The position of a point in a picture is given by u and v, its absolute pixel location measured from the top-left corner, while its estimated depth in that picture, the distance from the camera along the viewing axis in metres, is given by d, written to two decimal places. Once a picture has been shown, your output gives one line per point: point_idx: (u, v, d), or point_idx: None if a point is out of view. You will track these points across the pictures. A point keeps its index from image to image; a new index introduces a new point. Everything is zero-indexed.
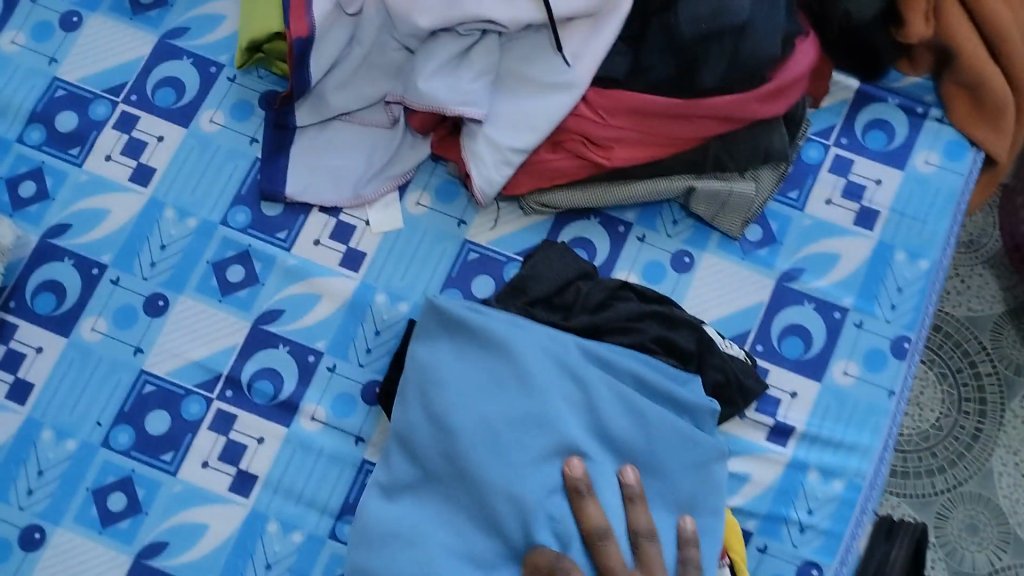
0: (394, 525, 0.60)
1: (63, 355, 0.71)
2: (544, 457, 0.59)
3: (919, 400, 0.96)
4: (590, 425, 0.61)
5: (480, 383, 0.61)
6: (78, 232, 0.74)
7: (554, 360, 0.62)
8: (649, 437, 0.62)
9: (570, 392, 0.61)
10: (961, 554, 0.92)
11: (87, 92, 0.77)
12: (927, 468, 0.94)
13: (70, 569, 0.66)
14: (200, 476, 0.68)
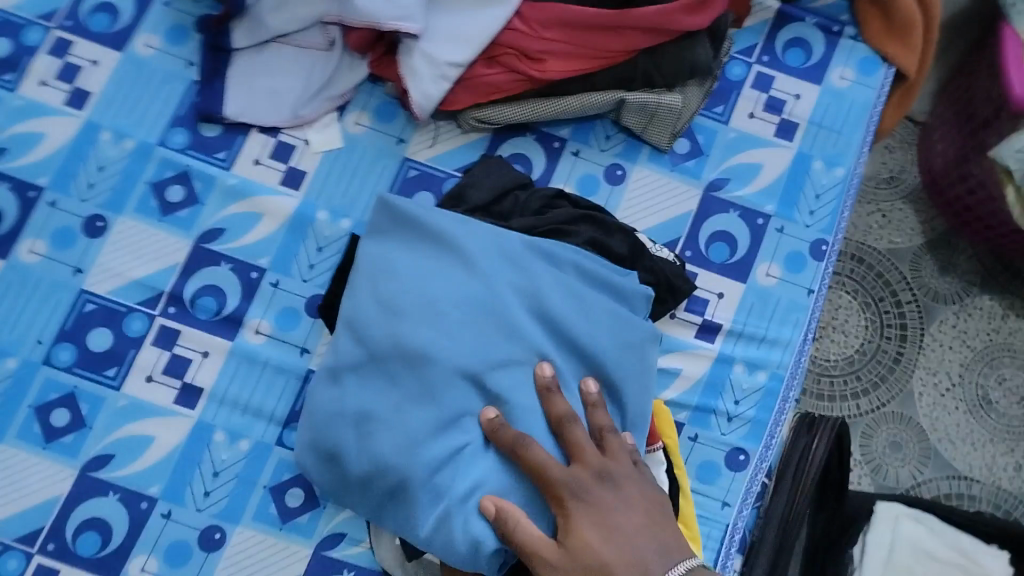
0: (340, 405, 0.63)
1: (2, 277, 0.71)
2: (487, 339, 0.62)
3: (846, 329, 1.16)
4: (534, 311, 0.64)
5: (430, 269, 0.64)
6: (13, 156, 0.73)
7: (501, 249, 0.65)
8: (590, 323, 0.64)
9: (515, 278, 0.64)
10: (886, 471, 1.12)
11: (19, 19, 0.76)
12: (854, 391, 1.14)
13: (14, 483, 0.67)
14: (144, 390, 0.70)
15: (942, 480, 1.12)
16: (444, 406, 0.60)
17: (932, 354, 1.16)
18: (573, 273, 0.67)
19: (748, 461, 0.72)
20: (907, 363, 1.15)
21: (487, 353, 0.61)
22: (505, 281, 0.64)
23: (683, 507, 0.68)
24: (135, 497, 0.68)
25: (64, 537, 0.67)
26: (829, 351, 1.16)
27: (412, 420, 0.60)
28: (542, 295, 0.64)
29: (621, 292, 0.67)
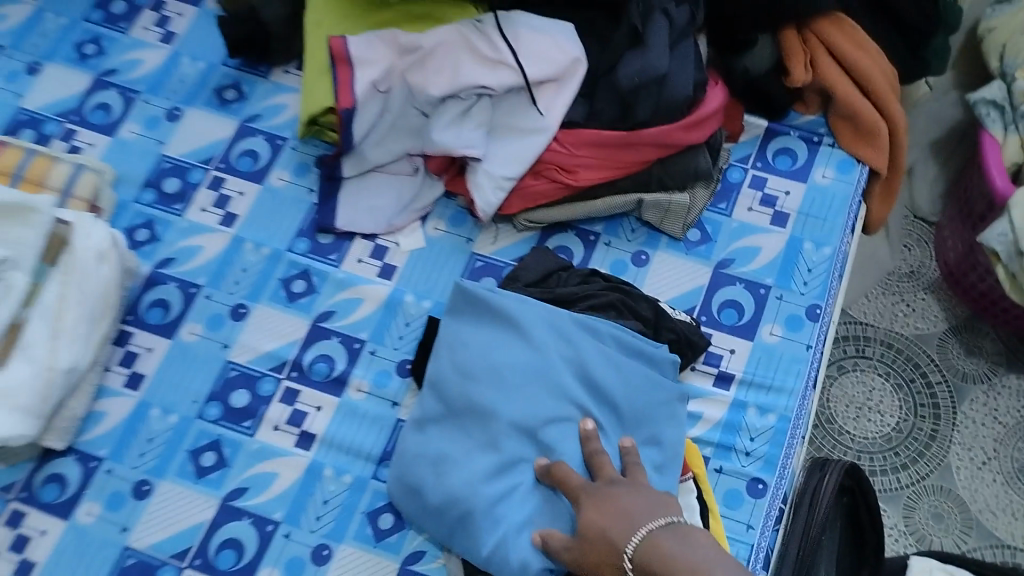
0: (423, 449, 0.80)
1: (168, 352, 0.92)
2: (539, 396, 0.79)
3: (880, 407, 1.22)
4: (579, 375, 0.81)
5: (495, 342, 0.82)
6: (181, 263, 0.97)
7: (551, 326, 0.83)
8: (623, 384, 0.81)
9: (563, 350, 0.82)
10: (931, 541, 1.15)
11: (187, 163, 1.01)
12: (893, 465, 1.19)
13: (172, 511, 0.84)
14: (272, 437, 0.88)
15: (987, 549, 1.15)
16: (509, 428, 0.78)
17: (966, 430, 1.21)
18: (608, 344, 0.83)
19: (767, 489, 0.84)
20: (942, 439, 1.20)
21: (539, 413, 0.78)
22: (554, 351, 0.81)
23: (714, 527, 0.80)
24: (263, 519, 0.84)
25: (208, 554, 0.83)
26: (865, 429, 1.21)
27: (477, 466, 0.77)
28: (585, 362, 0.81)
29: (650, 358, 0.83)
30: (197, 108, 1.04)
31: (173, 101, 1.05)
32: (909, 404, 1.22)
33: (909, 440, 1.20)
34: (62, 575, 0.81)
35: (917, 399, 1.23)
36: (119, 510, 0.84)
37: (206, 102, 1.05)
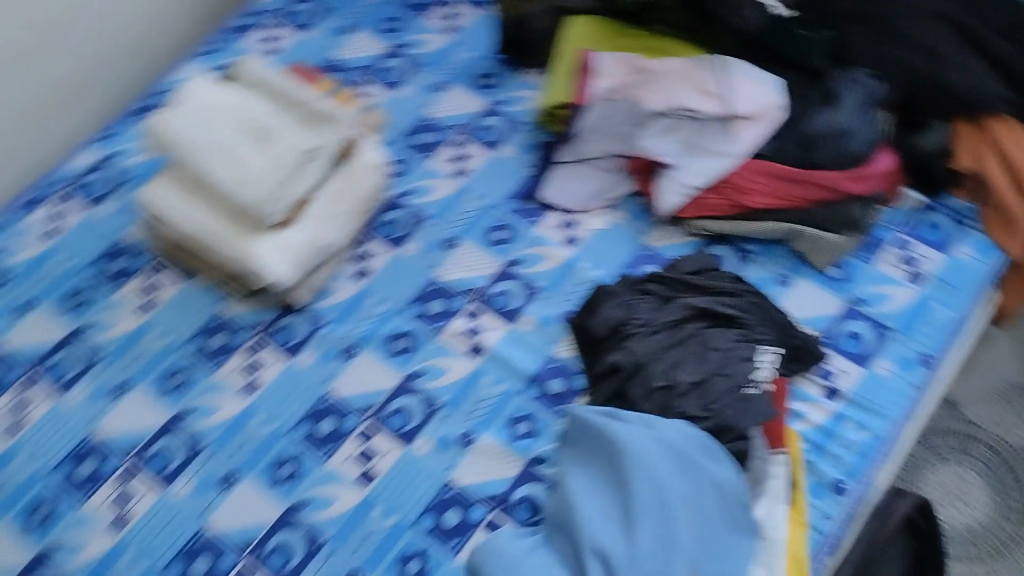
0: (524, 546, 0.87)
1: (390, 259, 1.16)
2: (637, 513, 0.85)
3: (970, 501, 1.28)
4: (691, 507, 0.86)
5: (604, 472, 0.90)
6: (417, 196, 1.21)
7: (662, 463, 0.88)
8: (730, 515, 0.87)
9: (668, 464, 0.88)
10: None
11: (440, 124, 1.26)
12: (970, 555, 1.24)
13: (365, 376, 1.07)
14: (453, 340, 1.10)
15: None
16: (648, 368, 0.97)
17: None
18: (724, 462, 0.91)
19: (848, 491, 0.97)
20: None
21: (637, 540, 0.83)
22: (661, 483, 0.86)
23: (795, 498, 0.94)
24: (430, 400, 1.06)
25: (383, 412, 1.05)
26: (951, 516, 1.27)
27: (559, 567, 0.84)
28: (701, 494, 0.87)
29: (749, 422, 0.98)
30: (459, 85, 1.30)
31: (442, 77, 1.31)
32: (999, 506, 1.28)
33: (991, 538, 1.26)
34: (279, 399, 1.05)
35: (1009, 504, 1.28)
36: (329, 363, 1.08)
37: (466, 83, 1.30)
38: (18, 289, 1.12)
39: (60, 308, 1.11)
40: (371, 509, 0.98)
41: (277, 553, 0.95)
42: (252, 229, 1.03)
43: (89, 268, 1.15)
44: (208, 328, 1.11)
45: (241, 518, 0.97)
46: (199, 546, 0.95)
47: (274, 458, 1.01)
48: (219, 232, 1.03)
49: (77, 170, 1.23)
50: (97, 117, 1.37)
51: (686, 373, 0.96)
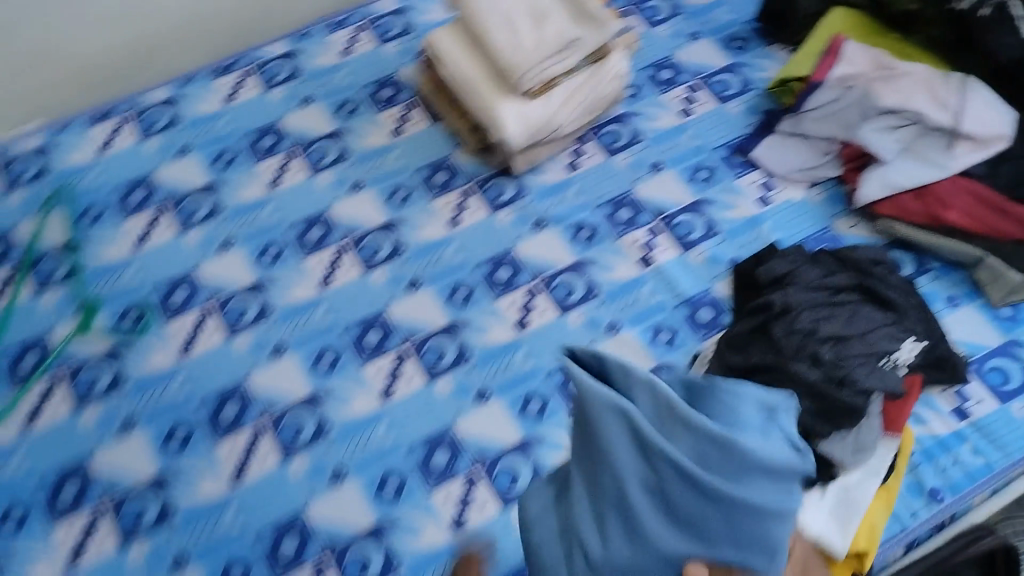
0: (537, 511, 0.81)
1: (600, 163, 1.29)
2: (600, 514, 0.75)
3: None
4: (658, 503, 0.73)
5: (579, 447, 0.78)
6: (642, 119, 1.33)
7: (619, 449, 0.73)
8: (709, 513, 0.72)
9: (630, 451, 0.73)
10: None
11: (683, 67, 1.39)
12: None
13: (547, 247, 1.21)
14: (629, 246, 1.21)
15: None
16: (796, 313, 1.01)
17: None
18: (706, 448, 0.73)
19: (943, 501, 0.97)
20: None
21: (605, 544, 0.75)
22: (617, 480, 0.73)
23: (889, 481, 0.96)
24: (593, 286, 1.17)
25: (550, 279, 1.18)
26: None
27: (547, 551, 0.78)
28: (670, 488, 0.72)
29: (744, 398, 0.80)
30: (711, 39, 1.41)
31: (699, 28, 1.43)
32: None
33: None
34: (472, 239, 1.22)
35: None
36: (522, 227, 1.23)
37: (719, 40, 1.41)
38: (309, 85, 1.41)
39: (333, 111, 1.38)
40: (516, 350, 1.12)
41: (433, 350, 1.12)
42: (507, 91, 1.21)
43: (362, 89, 1.41)
44: (435, 166, 1.31)
45: (414, 314, 1.15)
46: (375, 322, 1.15)
47: (452, 283, 1.18)
48: (479, 84, 1.23)
49: (378, 11, 1.50)
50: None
51: (830, 326, 0.99)
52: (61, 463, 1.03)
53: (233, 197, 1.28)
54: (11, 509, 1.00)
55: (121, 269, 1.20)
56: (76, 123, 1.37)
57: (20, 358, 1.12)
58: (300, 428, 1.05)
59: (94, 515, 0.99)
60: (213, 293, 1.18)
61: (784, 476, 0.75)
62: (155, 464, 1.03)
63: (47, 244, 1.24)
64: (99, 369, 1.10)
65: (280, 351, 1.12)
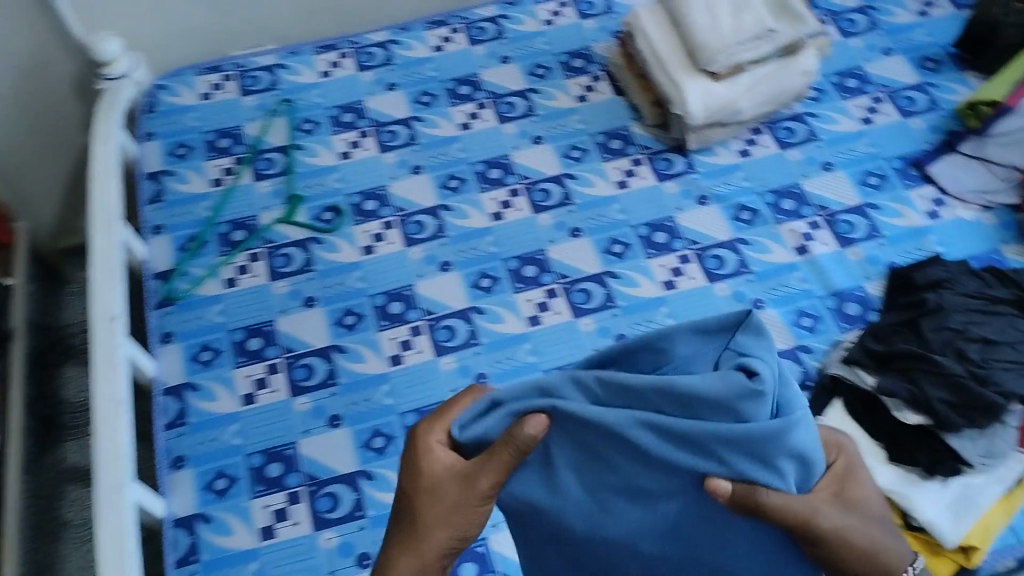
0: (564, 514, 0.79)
1: (772, 155, 1.34)
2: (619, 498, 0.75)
3: None
4: (656, 463, 0.71)
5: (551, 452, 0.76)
6: (821, 121, 1.37)
7: (585, 433, 0.72)
8: (704, 454, 0.69)
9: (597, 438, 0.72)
10: None
11: (871, 78, 1.42)
12: None
13: (707, 222, 1.26)
14: (787, 234, 1.25)
15: None
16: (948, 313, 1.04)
17: None
18: (661, 397, 0.69)
19: None
20: None
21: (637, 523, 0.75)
22: (607, 461, 0.73)
23: (1013, 492, 0.98)
24: (744, 264, 1.22)
25: (704, 251, 1.23)
26: None
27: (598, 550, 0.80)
28: (656, 448, 0.70)
29: (680, 337, 0.72)
30: (904, 58, 1.44)
31: (893, 45, 1.45)
32: None
33: None
34: (636, 203, 1.30)
35: None
36: (686, 200, 1.30)
37: (911, 59, 1.44)
38: (508, 46, 1.56)
39: (527, 71, 1.51)
40: (660, 306, 1.18)
41: (582, 292, 1.20)
42: (693, 70, 1.28)
43: (556, 57, 1.53)
44: (612, 133, 1.40)
45: (570, 258, 1.24)
46: (533, 259, 1.25)
47: (609, 239, 1.26)
48: (667, 59, 1.29)
49: None
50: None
51: (982, 329, 1.01)
52: (250, 320, 1.21)
53: (428, 131, 1.45)
54: (205, 348, 1.18)
55: (325, 175, 1.40)
56: (304, 50, 1.58)
57: (232, 232, 1.33)
58: (453, 331, 1.18)
59: (272, 367, 1.16)
60: (398, 208, 1.34)
61: (737, 404, 0.67)
62: (328, 337, 1.19)
63: (268, 143, 1.45)
64: (294, 251, 1.29)
65: (446, 267, 1.25)
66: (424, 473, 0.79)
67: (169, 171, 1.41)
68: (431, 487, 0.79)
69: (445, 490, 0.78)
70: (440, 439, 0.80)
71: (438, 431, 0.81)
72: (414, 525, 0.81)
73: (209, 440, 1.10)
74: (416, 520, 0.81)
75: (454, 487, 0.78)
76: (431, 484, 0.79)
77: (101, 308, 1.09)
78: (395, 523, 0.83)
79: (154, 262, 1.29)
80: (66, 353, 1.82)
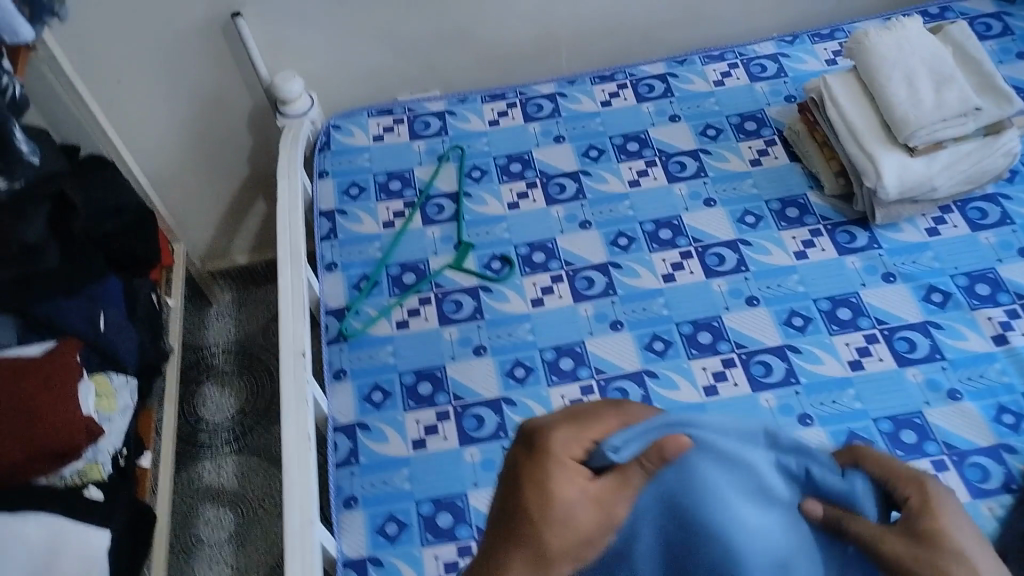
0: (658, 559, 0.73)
1: (963, 236, 1.29)
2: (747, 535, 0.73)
3: None
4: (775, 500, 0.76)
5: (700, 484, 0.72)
6: (1014, 203, 1.31)
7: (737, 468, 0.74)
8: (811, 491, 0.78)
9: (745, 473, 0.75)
10: None
11: None
12: None
13: (894, 301, 1.22)
14: (984, 321, 1.19)
15: None
16: None
17: None
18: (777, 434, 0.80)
19: None
20: None
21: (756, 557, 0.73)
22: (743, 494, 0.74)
23: None
24: (937, 349, 1.17)
25: (892, 334, 1.19)
26: None
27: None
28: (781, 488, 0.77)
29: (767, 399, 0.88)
30: None
31: None
32: None
33: None
34: (816, 275, 1.26)
35: None
36: (871, 276, 1.26)
37: None
38: (677, 105, 1.54)
39: (698, 131, 1.49)
40: (846, 388, 1.14)
41: (760, 365, 1.17)
42: (890, 143, 1.28)
43: (727, 118, 1.51)
44: (789, 201, 1.37)
45: (748, 326, 1.21)
46: (707, 325, 1.22)
47: (788, 311, 1.23)
48: (861, 128, 1.30)
49: (757, 52, 1.62)
50: (763, 27, 1.77)
51: None
52: (420, 364, 1.22)
53: (597, 186, 1.43)
54: (376, 389, 1.20)
55: (493, 224, 1.40)
56: (473, 99, 1.61)
57: (402, 275, 1.34)
58: (626, 393, 1.16)
59: (442, 415, 1.16)
60: (567, 262, 1.33)
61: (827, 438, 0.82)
62: (497, 389, 1.18)
63: (439, 188, 1.47)
64: (463, 298, 1.30)
65: (617, 326, 1.24)
66: (556, 494, 0.71)
67: (343, 211, 1.44)
68: (562, 517, 0.70)
69: (580, 518, 0.71)
70: (572, 451, 0.74)
71: (573, 443, 0.74)
72: (539, 556, 0.70)
73: (379, 483, 1.10)
74: (541, 553, 0.70)
75: (592, 515, 0.70)
76: (559, 510, 0.70)
77: (289, 344, 1.13)
78: (505, 545, 0.71)
79: (328, 298, 1.32)
80: (207, 372, 1.85)
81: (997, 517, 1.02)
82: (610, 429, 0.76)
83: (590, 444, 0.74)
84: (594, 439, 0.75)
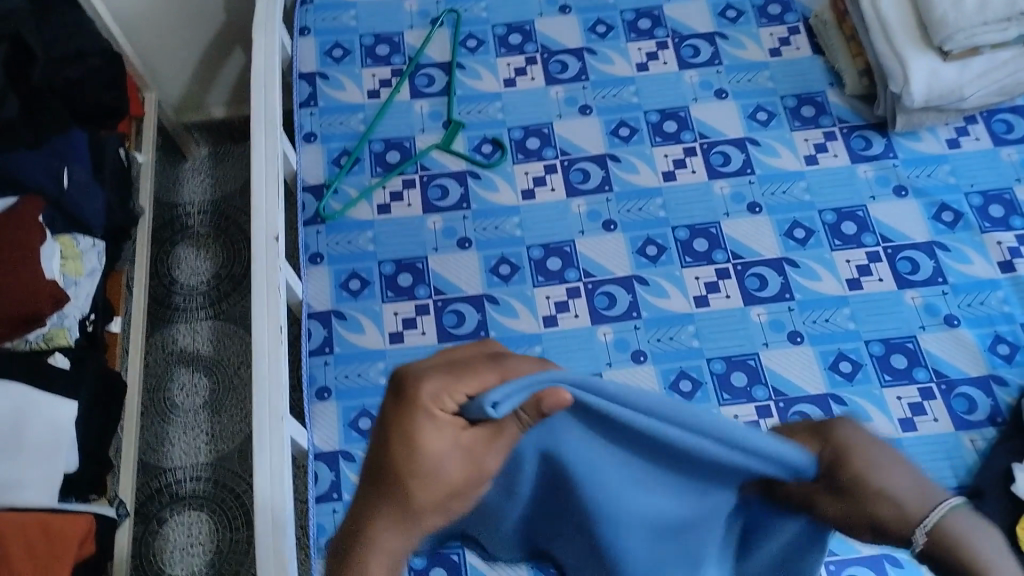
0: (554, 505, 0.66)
1: (985, 150, 1.21)
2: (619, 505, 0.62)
3: None
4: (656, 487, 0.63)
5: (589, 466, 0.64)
6: None
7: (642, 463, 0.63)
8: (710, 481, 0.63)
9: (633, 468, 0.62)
10: None
11: None
12: None
13: (902, 218, 1.16)
14: (993, 246, 1.14)
15: None
16: None
17: None
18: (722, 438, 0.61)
19: None
20: None
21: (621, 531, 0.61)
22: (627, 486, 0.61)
23: None
24: (940, 272, 1.12)
25: (896, 253, 1.14)
26: None
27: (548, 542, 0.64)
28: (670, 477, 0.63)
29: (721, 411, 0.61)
30: None
31: None
32: None
33: None
34: (825, 183, 1.19)
35: None
36: (883, 189, 1.19)
37: None
38: None
39: (716, 11, 1.36)
40: (841, 307, 1.10)
41: (755, 277, 1.13)
42: (923, 46, 1.19)
43: None
44: (806, 99, 1.27)
45: (747, 236, 1.16)
46: (704, 231, 1.16)
47: (791, 221, 1.17)
48: (894, 28, 1.21)
49: None
50: None
51: None
52: (401, 254, 1.16)
53: (603, 68, 1.32)
54: (353, 277, 1.14)
55: (487, 103, 1.30)
56: None
57: (386, 152, 1.25)
58: (614, 299, 1.12)
59: (422, 308, 1.12)
60: (563, 150, 1.24)
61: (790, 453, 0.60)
62: (481, 285, 1.14)
63: (430, 57, 1.34)
64: (450, 183, 1.22)
65: (610, 226, 1.17)
66: (423, 448, 0.65)
67: (324, 74, 1.32)
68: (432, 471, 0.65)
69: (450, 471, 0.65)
70: (442, 405, 0.64)
71: (443, 395, 0.64)
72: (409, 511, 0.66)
73: (353, 376, 1.08)
74: (407, 509, 0.66)
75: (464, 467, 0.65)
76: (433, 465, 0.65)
77: (261, 224, 1.06)
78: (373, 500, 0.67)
79: (307, 175, 1.24)
80: (181, 232, 1.79)
81: (979, 450, 1.02)
82: (486, 384, 0.64)
83: (463, 397, 0.64)
84: (468, 393, 0.64)
